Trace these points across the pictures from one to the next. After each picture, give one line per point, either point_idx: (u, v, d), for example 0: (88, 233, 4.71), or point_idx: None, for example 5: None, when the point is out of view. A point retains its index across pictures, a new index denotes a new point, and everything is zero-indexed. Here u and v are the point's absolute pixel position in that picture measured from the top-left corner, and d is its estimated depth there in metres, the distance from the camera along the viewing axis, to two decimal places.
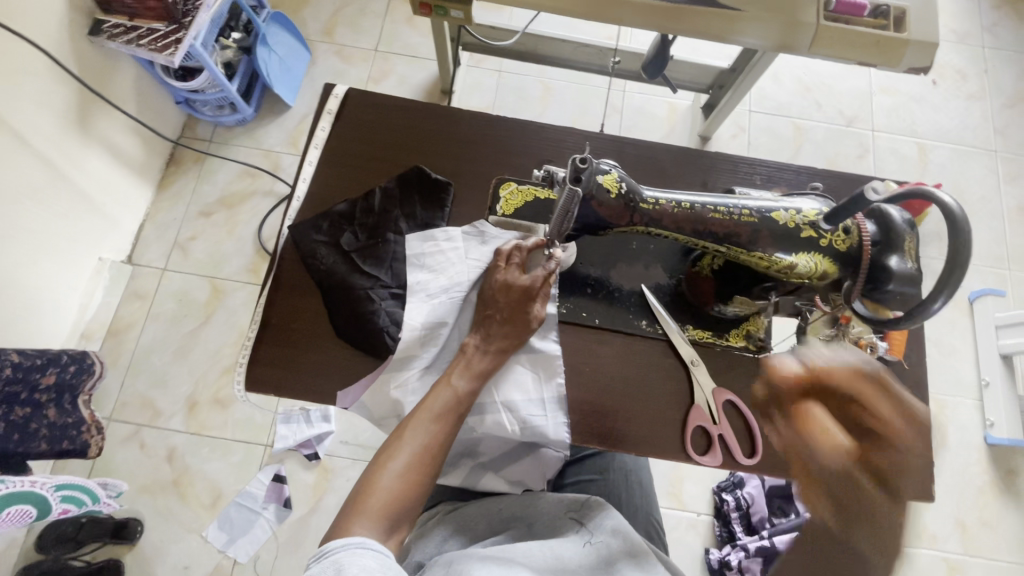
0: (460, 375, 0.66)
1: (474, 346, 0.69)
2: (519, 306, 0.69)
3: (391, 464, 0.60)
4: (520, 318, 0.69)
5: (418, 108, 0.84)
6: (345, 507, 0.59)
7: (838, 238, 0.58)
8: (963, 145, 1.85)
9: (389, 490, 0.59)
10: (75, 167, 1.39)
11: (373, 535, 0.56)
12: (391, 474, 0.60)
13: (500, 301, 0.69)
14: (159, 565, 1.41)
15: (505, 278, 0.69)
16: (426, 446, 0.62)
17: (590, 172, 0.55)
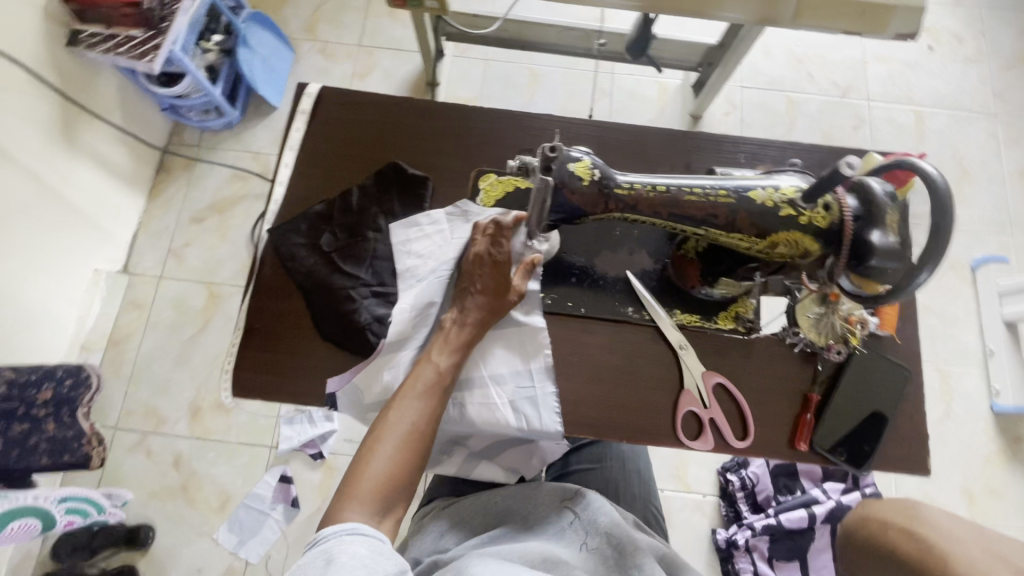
0: (440, 350, 0.66)
1: (452, 320, 0.68)
2: (497, 276, 0.68)
3: (379, 447, 0.60)
4: (498, 288, 0.68)
5: (393, 103, 0.83)
6: (337, 495, 0.58)
7: (818, 215, 0.56)
8: (961, 111, 1.81)
9: (380, 474, 0.58)
10: (63, 181, 1.39)
11: (367, 520, 0.56)
12: (380, 457, 0.59)
13: (477, 274, 0.68)
14: (173, 569, 1.43)
15: (479, 250, 0.69)
16: (413, 426, 0.62)
17: (560, 161, 0.55)
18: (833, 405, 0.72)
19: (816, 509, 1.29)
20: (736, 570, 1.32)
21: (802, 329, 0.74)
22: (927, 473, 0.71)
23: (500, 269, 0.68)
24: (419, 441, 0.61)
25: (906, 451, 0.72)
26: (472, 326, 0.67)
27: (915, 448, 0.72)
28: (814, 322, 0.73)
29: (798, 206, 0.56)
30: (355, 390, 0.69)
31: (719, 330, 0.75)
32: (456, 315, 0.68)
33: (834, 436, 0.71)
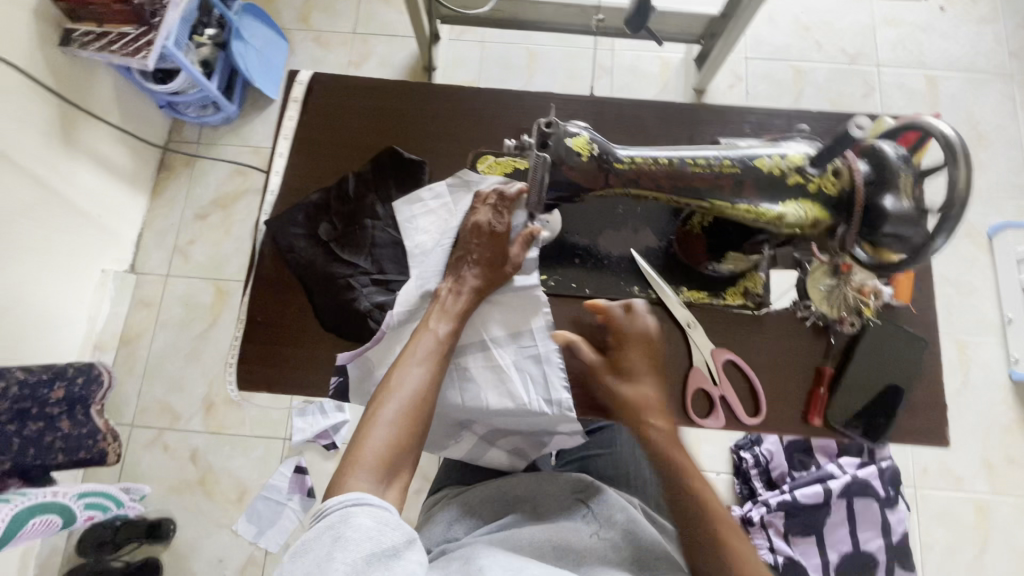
0: (438, 318, 0.66)
1: (447, 291, 0.68)
2: (496, 246, 0.69)
3: (382, 413, 0.59)
4: (495, 259, 0.69)
5: (386, 87, 0.81)
6: (340, 464, 0.56)
7: (826, 183, 0.54)
8: (976, 73, 1.75)
9: (385, 440, 0.57)
10: (65, 182, 1.39)
11: (373, 486, 0.54)
12: (385, 424, 0.59)
13: (473, 245, 0.69)
14: (195, 561, 1.46)
15: (477, 219, 0.70)
16: (417, 390, 0.61)
17: (558, 137, 0.53)
18: (847, 380, 0.70)
19: (831, 485, 1.28)
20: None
21: (814, 301, 0.72)
22: (945, 443, 0.70)
23: (498, 238, 0.69)
24: (421, 407, 0.61)
25: (924, 422, 0.70)
26: (469, 291, 0.68)
27: (933, 419, 0.70)
28: (825, 294, 0.71)
29: (807, 173, 0.54)
30: (367, 362, 0.69)
31: (728, 305, 0.73)
32: (452, 283, 0.68)
33: (848, 410, 0.70)
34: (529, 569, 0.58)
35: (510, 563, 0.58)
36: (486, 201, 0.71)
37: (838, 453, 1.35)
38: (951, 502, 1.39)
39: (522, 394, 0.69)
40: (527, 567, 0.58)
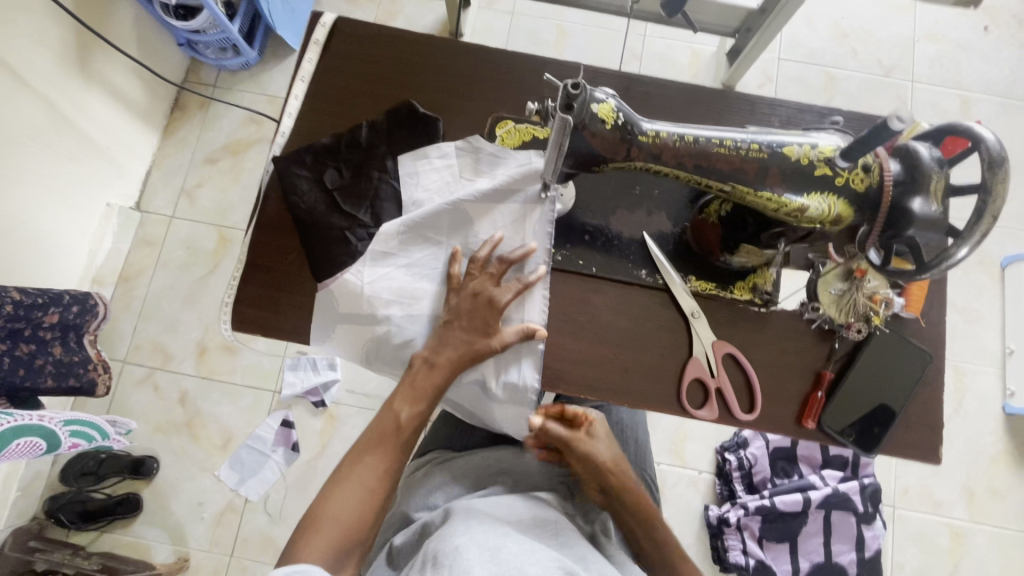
0: (403, 399, 0.66)
1: (423, 360, 0.67)
2: (480, 316, 0.67)
3: (339, 493, 0.62)
4: (482, 331, 0.67)
5: (411, 40, 0.79)
6: (296, 537, 0.60)
7: (856, 178, 0.51)
8: (1011, 100, 1.72)
9: (341, 517, 0.60)
10: (77, 110, 1.37)
11: (327, 559, 0.58)
12: (341, 502, 0.61)
13: (461, 308, 0.67)
14: (175, 501, 1.47)
15: (473, 287, 0.68)
16: (381, 476, 0.64)
17: (583, 100, 0.50)
18: (846, 386, 0.69)
19: (811, 495, 1.28)
20: (725, 547, 1.32)
21: (822, 304, 0.70)
22: (937, 463, 0.69)
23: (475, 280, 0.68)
24: (384, 485, 0.64)
25: (918, 441, 0.69)
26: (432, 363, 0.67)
27: (929, 438, 0.69)
28: (835, 299, 0.69)
29: (836, 165, 0.51)
30: (330, 296, 0.69)
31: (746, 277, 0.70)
32: (411, 372, 0.68)
33: (843, 419, 0.69)
34: (508, 544, 0.57)
35: (488, 541, 0.57)
36: (486, 271, 0.68)
37: (822, 466, 1.35)
38: (927, 526, 1.40)
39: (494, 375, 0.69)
40: (506, 542, 0.58)
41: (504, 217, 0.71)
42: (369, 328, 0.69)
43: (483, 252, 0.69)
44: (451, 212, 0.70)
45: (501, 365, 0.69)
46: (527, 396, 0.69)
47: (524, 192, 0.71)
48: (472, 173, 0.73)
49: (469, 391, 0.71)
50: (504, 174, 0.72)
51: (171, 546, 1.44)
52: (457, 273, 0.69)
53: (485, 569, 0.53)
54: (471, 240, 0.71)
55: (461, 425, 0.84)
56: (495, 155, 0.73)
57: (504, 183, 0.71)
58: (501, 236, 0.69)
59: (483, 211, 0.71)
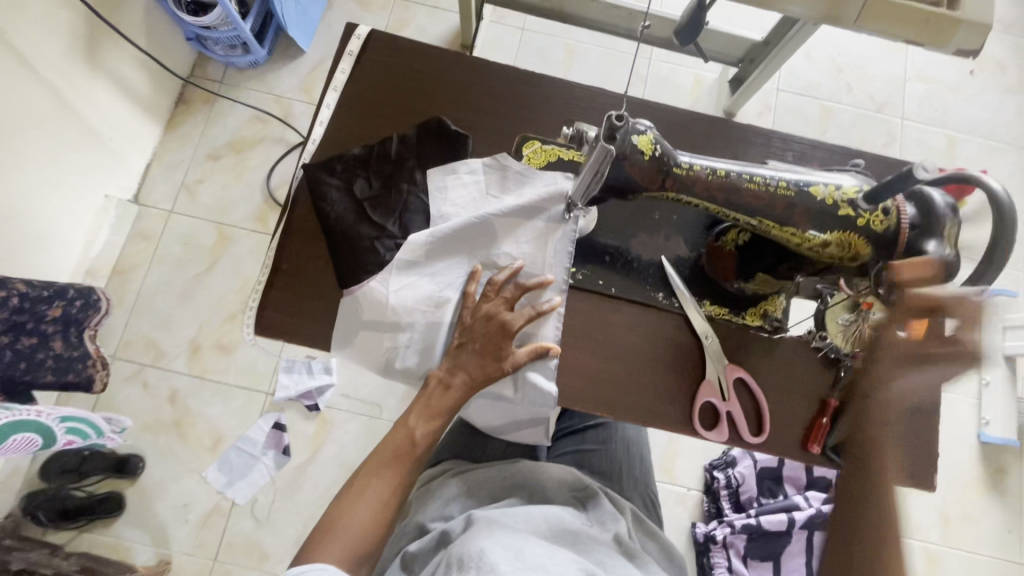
0: (418, 416, 0.67)
1: (439, 379, 0.69)
2: (493, 341, 0.68)
3: (353, 508, 0.62)
4: (494, 355, 0.68)
5: (443, 56, 0.81)
6: (309, 544, 0.61)
7: (876, 219, 0.54)
8: (993, 141, 1.81)
9: (354, 529, 0.61)
10: (82, 99, 1.35)
11: (340, 568, 0.59)
12: (355, 518, 0.62)
13: (478, 329, 0.69)
14: (159, 501, 1.44)
15: (487, 310, 0.69)
16: (394, 491, 0.64)
17: (626, 132, 0.52)
18: (852, 412, 0.72)
19: (795, 516, 1.29)
20: (711, 564, 1.35)
21: (830, 333, 0.73)
22: (931, 489, 0.72)
23: (491, 304, 0.69)
24: (397, 499, 0.64)
25: (912, 468, 0.72)
26: (448, 385, 0.68)
27: (924, 466, 0.73)
28: (843, 328, 0.73)
29: (858, 207, 0.54)
30: (355, 303, 0.70)
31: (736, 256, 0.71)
32: (426, 390, 0.69)
33: (848, 444, 0.71)
34: (529, 546, 0.59)
35: (511, 542, 0.59)
36: (501, 293, 0.70)
37: (807, 486, 1.38)
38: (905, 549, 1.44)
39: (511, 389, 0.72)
40: (528, 545, 0.59)
41: (526, 239, 0.73)
42: (389, 337, 0.70)
43: (500, 277, 0.70)
44: (478, 231, 0.72)
45: (518, 378, 0.71)
46: (544, 404, 0.71)
47: (549, 212, 0.73)
48: (497, 191, 0.75)
49: (487, 401, 0.73)
50: (531, 194, 0.73)
51: (153, 548, 1.41)
52: (472, 293, 0.70)
53: (509, 565, 0.55)
54: (494, 255, 0.73)
55: (474, 441, 0.87)
56: (522, 173, 0.75)
57: (534, 202, 0.72)
58: (522, 263, 0.71)
59: (509, 228, 0.73)
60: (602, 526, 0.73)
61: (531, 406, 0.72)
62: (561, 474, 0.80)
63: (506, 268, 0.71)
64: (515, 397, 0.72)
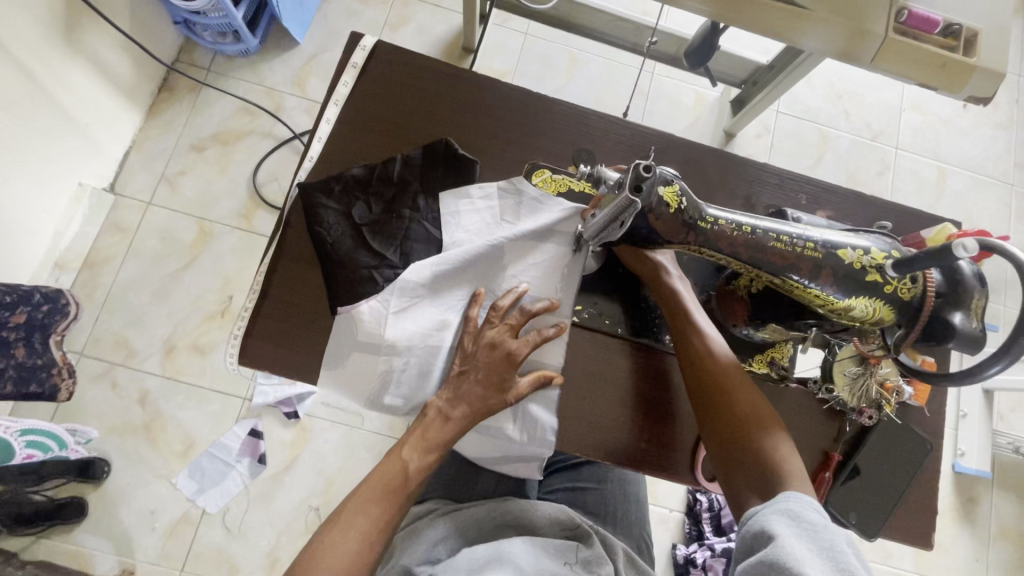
0: (413, 447, 0.63)
1: (436, 410, 0.64)
2: (497, 372, 0.64)
3: (335, 544, 0.58)
4: (496, 387, 0.64)
5: (452, 74, 0.77)
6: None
7: (904, 287, 0.52)
8: (982, 175, 1.83)
9: (335, 567, 0.56)
10: (57, 82, 1.27)
11: None
12: (337, 553, 0.57)
13: (480, 359, 0.65)
14: (125, 508, 1.37)
15: (491, 337, 0.65)
16: (381, 528, 0.60)
17: (652, 182, 0.50)
18: (855, 466, 0.71)
19: None
20: None
21: (836, 386, 0.71)
22: (930, 548, 0.71)
23: (494, 331, 0.65)
24: (383, 539, 0.60)
25: (910, 523, 0.71)
26: (446, 415, 0.64)
27: (926, 523, 0.71)
28: (850, 381, 0.71)
29: (886, 274, 0.52)
30: (351, 321, 0.66)
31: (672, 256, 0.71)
32: (420, 418, 0.65)
33: (850, 498, 0.70)
34: None
35: None
36: (505, 319, 0.66)
37: None
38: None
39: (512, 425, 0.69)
40: None
41: (536, 267, 0.70)
42: (383, 360, 0.66)
43: (505, 302, 0.66)
44: (488, 254, 0.69)
45: (518, 411, 0.69)
46: (544, 441, 0.69)
47: (560, 238, 0.70)
48: (510, 215, 0.72)
49: (483, 435, 0.70)
50: (546, 218, 0.70)
51: (116, 557, 1.34)
52: (475, 317, 0.67)
53: None
54: (504, 280, 0.69)
55: (465, 475, 0.84)
56: (539, 199, 0.72)
57: (549, 225, 0.70)
58: (526, 287, 0.68)
59: (519, 254, 0.70)
60: (588, 569, 0.71)
61: (530, 443, 0.69)
62: (553, 514, 0.78)
63: (509, 291, 0.67)
64: (513, 430, 0.69)
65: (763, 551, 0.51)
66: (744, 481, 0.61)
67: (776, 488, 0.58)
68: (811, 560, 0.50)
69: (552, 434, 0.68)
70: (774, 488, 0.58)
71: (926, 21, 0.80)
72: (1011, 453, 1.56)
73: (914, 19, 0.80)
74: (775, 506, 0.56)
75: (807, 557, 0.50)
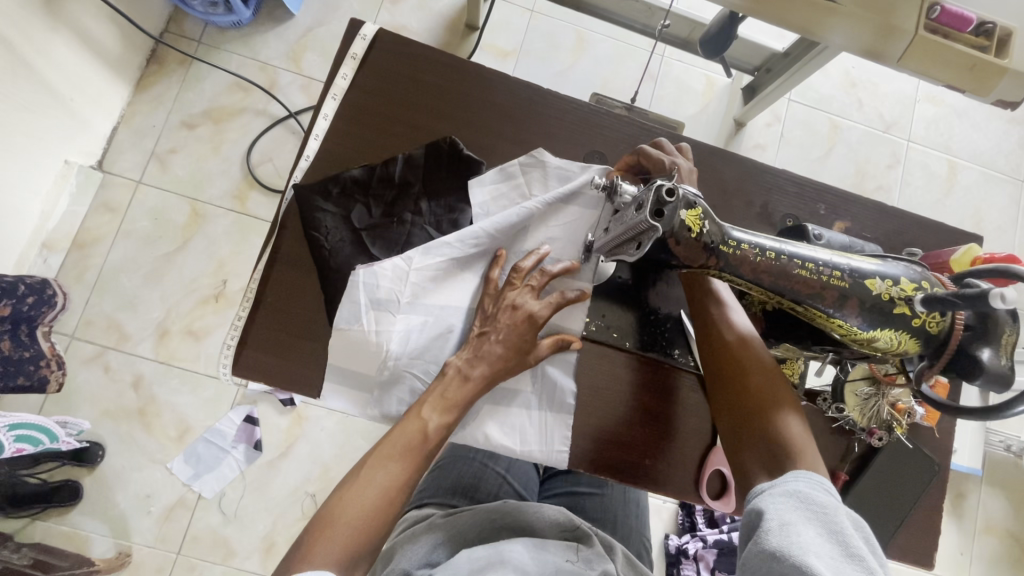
0: (434, 407, 0.60)
1: (456, 369, 0.62)
2: (519, 333, 0.62)
3: (357, 496, 0.53)
4: (519, 349, 0.63)
5: (458, 67, 0.72)
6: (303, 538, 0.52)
7: (932, 320, 0.50)
8: (993, 171, 1.79)
9: (358, 518, 0.52)
10: (39, 55, 1.20)
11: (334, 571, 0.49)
12: (357, 506, 0.53)
13: (501, 322, 0.63)
14: (120, 492, 1.36)
15: (512, 298, 0.63)
16: (404, 487, 0.55)
17: (674, 208, 0.47)
18: (861, 486, 0.70)
19: None
20: None
21: (847, 406, 0.70)
22: (933, 565, 0.70)
23: (517, 293, 0.63)
24: (406, 496, 0.55)
25: (916, 538, 0.71)
26: (466, 375, 0.62)
27: (930, 540, 0.71)
28: (860, 401, 0.70)
29: (915, 307, 0.50)
30: (372, 280, 0.63)
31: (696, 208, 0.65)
32: (441, 380, 0.62)
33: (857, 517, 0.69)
34: None
35: None
36: (525, 280, 0.64)
37: None
38: None
39: (528, 387, 0.68)
40: None
41: (559, 229, 0.68)
42: (400, 322, 0.64)
43: (526, 263, 0.65)
44: (517, 218, 0.66)
45: (537, 372, 0.68)
46: (564, 404, 0.68)
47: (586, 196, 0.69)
48: (538, 187, 0.70)
49: (499, 403, 0.67)
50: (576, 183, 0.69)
51: (113, 540, 1.34)
52: (496, 279, 0.65)
53: None
54: (526, 241, 0.68)
55: (467, 483, 0.84)
56: (564, 172, 0.70)
57: (576, 188, 0.68)
58: (547, 250, 0.66)
59: (544, 218, 0.68)
60: (590, 566, 0.69)
61: (549, 406, 0.68)
62: (547, 515, 0.76)
63: (532, 253, 0.66)
64: (532, 393, 0.68)
65: (765, 539, 0.47)
66: (752, 456, 0.56)
67: (787, 466, 0.53)
68: (818, 549, 0.45)
69: (571, 397, 0.68)
70: (785, 465, 0.53)
71: (958, 19, 0.73)
72: (1003, 450, 1.57)
73: (945, 15, 0.74)
74: (779, 486, 0.51)
75: (812, 543, 0.45)
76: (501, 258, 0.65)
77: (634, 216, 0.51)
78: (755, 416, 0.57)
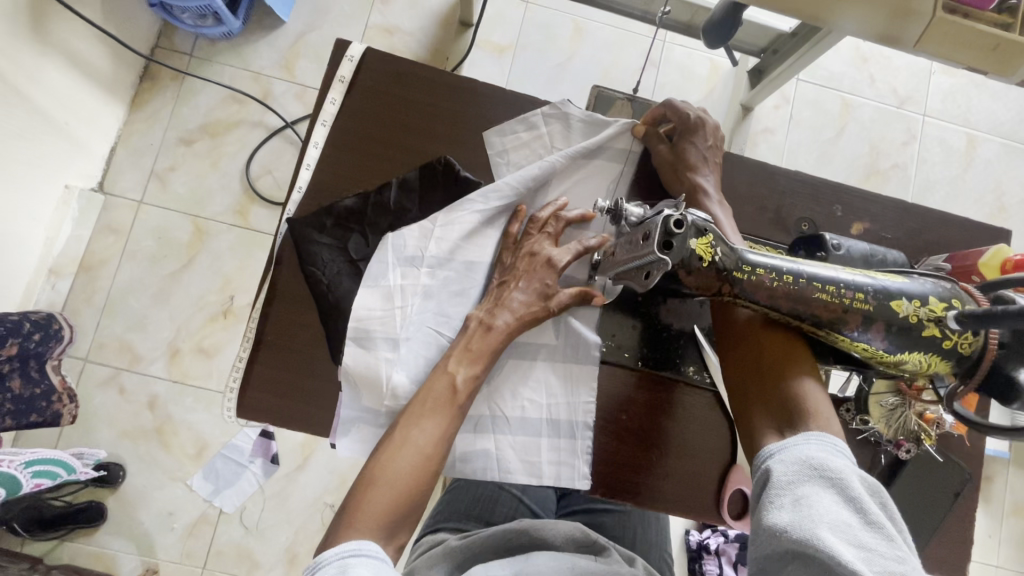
0: (460, 359, 0.58)
1: (478, 322, 0.61)
2: (538, 278, 0.62)
3: (392, 462, 0.53)
4: (540, 297, 0.62)
5: (451, 87, 0.69)
6: (343, 506, 0.51)
7: (964, 341, 0.47)
8: (1015, 142, 1.72)
9: (400, 479, 0.52)
10: (32, 85, 1.20)
11: (377, 540, 0.49)
12: (399, 467, 0.52)
13: (523, 270, 0.62)
14: (144, 510, 1.37)
15: (531, 246, 0.63)
16: (439, 442, 0.55)
17: (684, 237, 0.46)
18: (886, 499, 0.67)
19: None
20: (702, 571, 1.31)
21: (871, 417, 0.67)
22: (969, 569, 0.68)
23: (538, 242, 0.63)
24: (444, 450, 0.55)
25: (949, 544, 0.68)
26: (490, 324, 0.60)
27: (965, 544, 0.68)
28: (886, 412, 0.67)
29: (947, 327, 0.47)
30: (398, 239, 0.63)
31: (718, 167, 0.68)
32: (463, 333, 0.61)
33: None
34: None
35: None
36: (543, 228, 0.64)
37: None
38: None
39: (553, 341, 0.67)
40: None
41: (577, 185, 0.68)
42: (426, 274, 0.63)
43: (545, 213, 0.64)
44: (541, 170, 0.66)
45: (560, 325, 0.67)
46: (589, 355, 0.67)
47: (607, 147, 0.69)
48: (563, 143, 0.69)
49: (522, 354, 0.66)
50: (602, 134, 0.68)
51: (139, 557, 1.35)
52: (515, 232, 0.65)
53: None
54: (544, 196, 0.67)
55: (482, 507, 0.83)
56: (588, 122, 0.69)
57: (600, 141, 0.68)
58: (565, 201, 0.66)
59: (565, 172, 0.68)
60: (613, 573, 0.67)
61: (574, 358, 0.67)
62: (567, 529, 0.75)
63: (557, 202, 0.66)
64: (555, 346, 0.67)
65: (776, 515, 0.45)
66: (764, 416, 0.55)
67: (799, 427, 0.52)
68: (837, 514, 0.44)
69: (597, 349, 0.66)
70: (799, 425, 0.52)
71: None
72: None
73: None
74: (791, 449, 0.50)
75: (826, 512, 0.44)
76: (522, 212, 0.65)
77: (639, 244, 0.49)
78: (777, 377, 0.55)
